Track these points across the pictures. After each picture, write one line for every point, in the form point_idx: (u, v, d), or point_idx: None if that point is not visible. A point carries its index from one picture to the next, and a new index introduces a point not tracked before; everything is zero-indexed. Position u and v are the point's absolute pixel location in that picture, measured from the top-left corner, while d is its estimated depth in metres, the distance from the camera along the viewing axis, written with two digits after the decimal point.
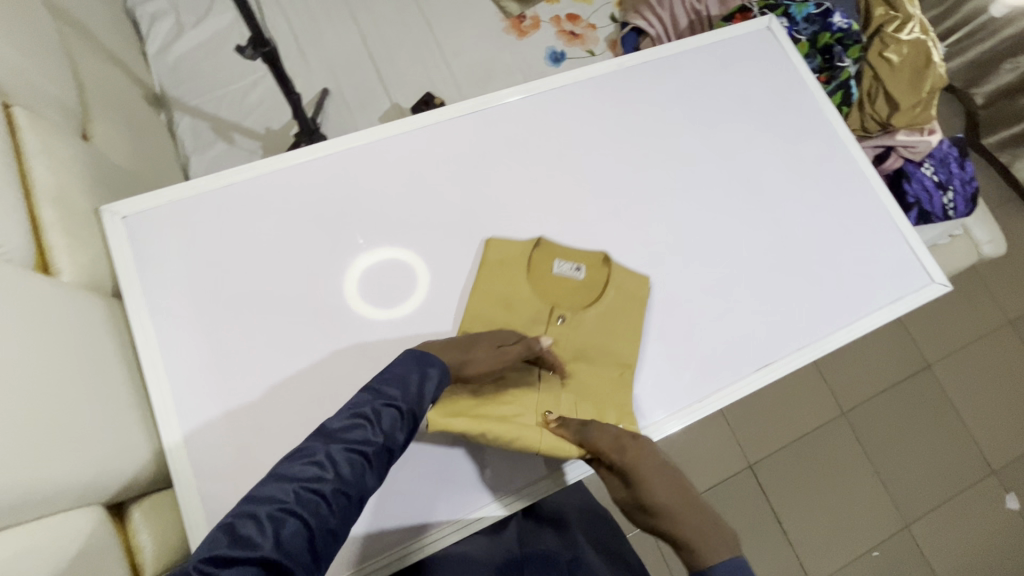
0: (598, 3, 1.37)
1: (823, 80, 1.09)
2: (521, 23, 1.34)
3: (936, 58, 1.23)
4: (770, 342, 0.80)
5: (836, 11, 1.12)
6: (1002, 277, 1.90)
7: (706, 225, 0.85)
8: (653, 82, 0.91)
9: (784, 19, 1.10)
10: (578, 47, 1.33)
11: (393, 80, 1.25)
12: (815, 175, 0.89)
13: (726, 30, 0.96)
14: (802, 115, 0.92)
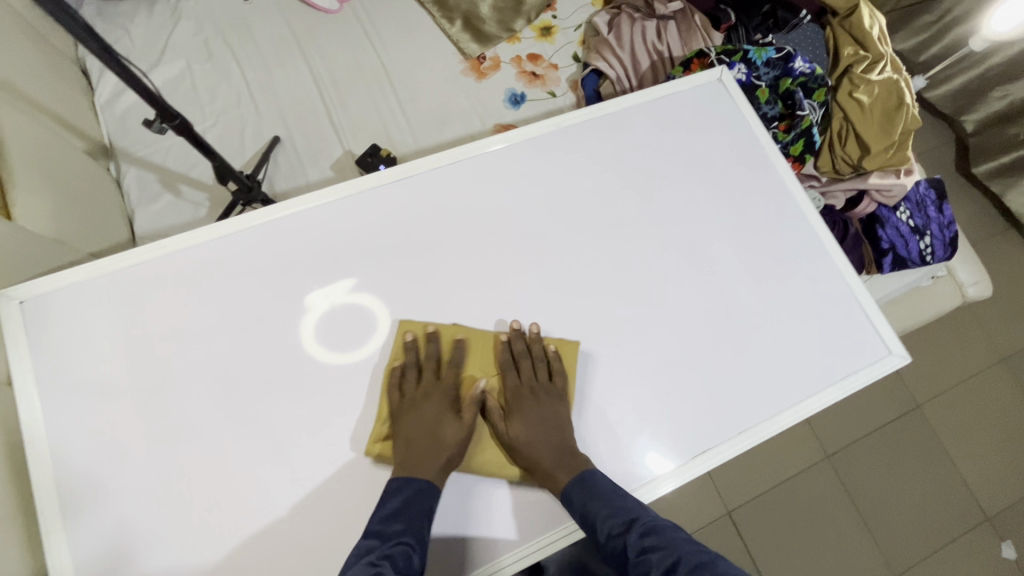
0: (561, 42, 1.34)
1: (783, 130, 1.05)
2: (480, 64, 1.30)
3: (908, 98, 1.18)
4: (711, 425, 0.75)
5: (797, 55, 1.07)
6: (994, 311, 1.84)
7: (646, 296, 0.80)
8: (594, 142, 0.87)
9: (744, 64, 1.06)
10: (539, 88, 1.29)
11: (346, 126, 1.22)
12: (764, 240, 0.85)
13: (672, 85, 0.92)
14: (754, 177, 0.88)
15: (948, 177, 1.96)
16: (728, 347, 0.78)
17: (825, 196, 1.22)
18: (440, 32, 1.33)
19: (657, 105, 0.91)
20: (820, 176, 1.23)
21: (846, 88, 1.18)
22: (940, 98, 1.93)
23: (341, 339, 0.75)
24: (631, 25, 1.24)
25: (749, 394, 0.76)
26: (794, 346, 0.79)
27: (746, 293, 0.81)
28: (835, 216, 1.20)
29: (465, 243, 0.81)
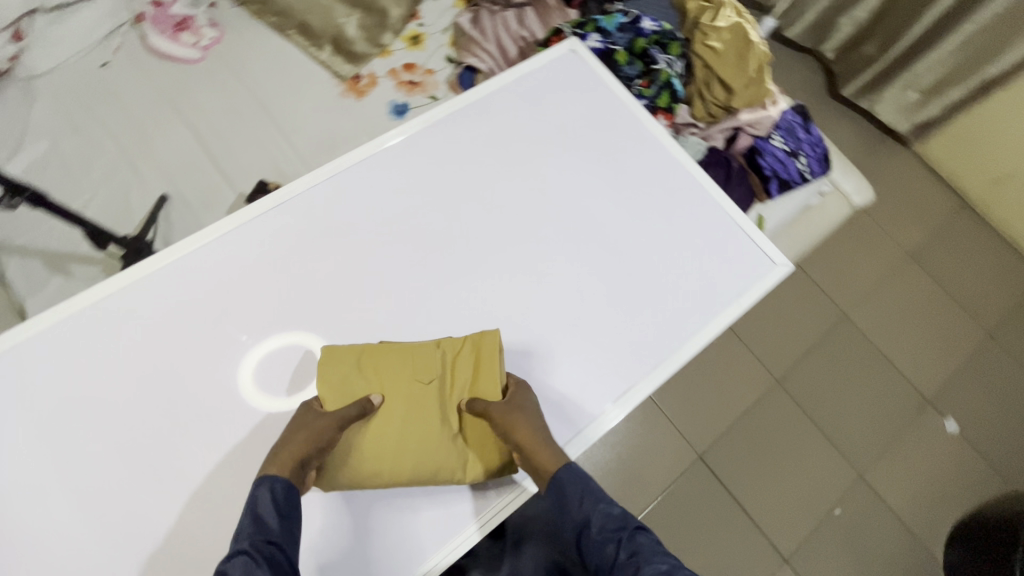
0: (432, 47, 1.37)
1: (646, 85, 1.11)
2: (357, 83, 1.32)
3: (755, 37, 1.28)
4: (624, 366, 0.80)
5: (644, 16, 1.15)
6: (890, 213, 1.99)
7: (541, 263, 0.86)
8: (461, 133, 0.93)
9: (597, 33, 1.12)
10: (419, 95, 1.32)
11: (235, 169, 1.21)
12: (642, 190, 0.91)
13: (531, 62, 0.98)
14: (623, 135, 0.94)
15: (823, 103, 2.12)
16: (628, 295, 0.84)
17: (706, 140, 1.30)
18: (310, 61, 1.34)
19: (521, 87, 0.97)
20: (697, 123, 1.30)
21: (700, 40, 1.28)
22: (799, 32, 2.08)
23: (269, 366, 0.79)
24: (492, 18, 1.29)
25: (653, 333, 0.82)
26: (688, 281, 0.86)
27: (633, 243, 0.88)
28: (718, 156, 1.28)
29: (360, 258, 0.85)
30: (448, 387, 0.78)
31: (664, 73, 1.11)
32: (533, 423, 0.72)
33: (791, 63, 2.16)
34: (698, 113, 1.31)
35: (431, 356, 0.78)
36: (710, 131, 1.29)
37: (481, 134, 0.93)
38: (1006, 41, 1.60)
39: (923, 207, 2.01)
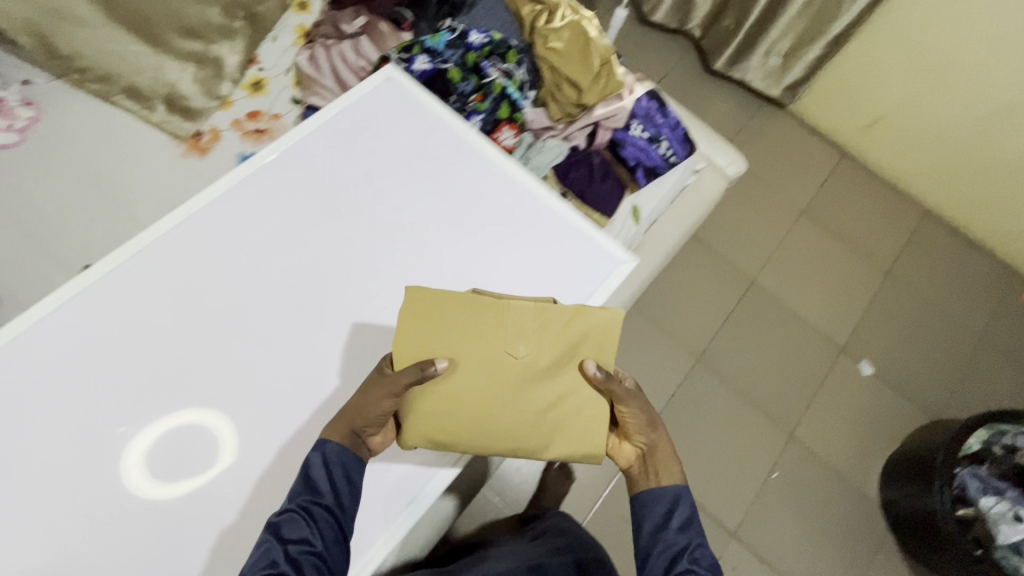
0: (275, 91, 1.31)
1: (480, 100, 1.09)
2: (198, 140, 1.25)
3: (594, 33, 1.29)
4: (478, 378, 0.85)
5: (470, 29, 1.13)
6: (779, 176, 2.06)
7: (386, 293, 0.93)
8: (288, 182, 0.97)
9: (425, 51, 1.09)
10: (268, 142, 1.26)
11: (75, 252, 1.12)
12: (478, 208, 0.97)
13: (349, 94, 0.98)
14: (452, 153, 1.00)
15: (699, 80, 2.18)
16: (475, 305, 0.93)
17: (566, 141, 1.29)
18: (145, 126, 1.26)
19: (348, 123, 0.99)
20: (555, 125, 1.29)
21: (542, 42, 1.27)
22: (664, 15, 2.13)
23: (176, 437, 0.82)
24: (327, 52, 1.24)
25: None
26: (529, 279, 0.95)
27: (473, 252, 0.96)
28: (579, 154, 1.27)
29: (215, 337, 0.87)
30: (540, 359, 0.86)
31: (497, 86, 1.10)
32: (644, 430, 0.91)
33: (663, 46, 2.21)
34: (555, 115, 1.30)
35: (524, 315, 0.86)
36: (568, 131, 1.29)
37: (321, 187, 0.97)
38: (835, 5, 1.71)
39: (807, 164, 2.09)
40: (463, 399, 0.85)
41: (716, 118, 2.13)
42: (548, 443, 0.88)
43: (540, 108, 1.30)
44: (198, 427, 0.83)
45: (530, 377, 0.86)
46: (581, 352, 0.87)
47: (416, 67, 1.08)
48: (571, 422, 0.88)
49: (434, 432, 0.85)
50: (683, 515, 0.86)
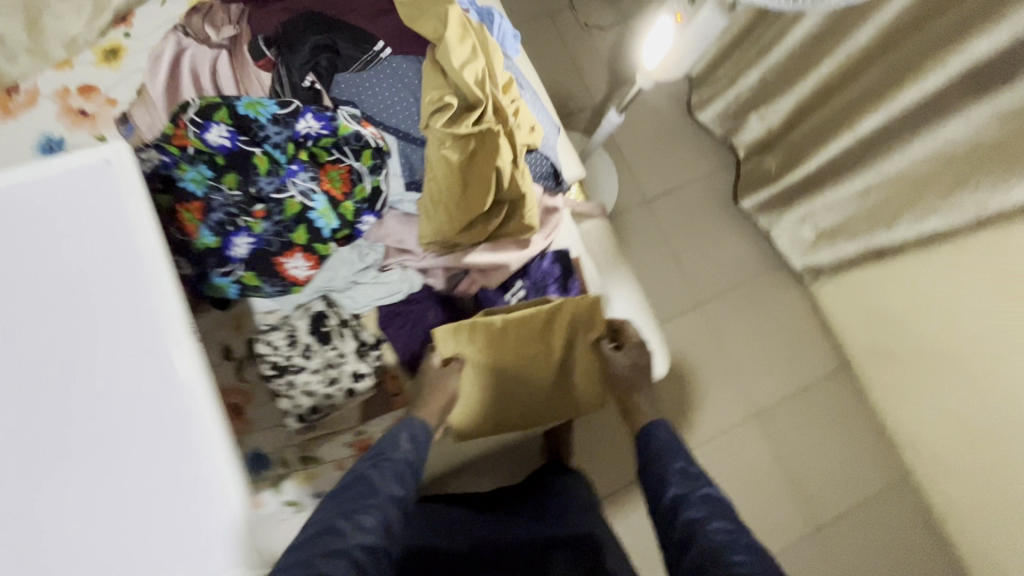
0: (127, 70, 1.06)
1: (259, 217, 0.80)
2: (11, 98, 1.02)
3: (509, 156, 0.94)
4: None
5: (308, 110, 0.84)
6: (755, 359, 1.67)
7: None
8: None
9: (233, 121, 0.81)
10: (86, 131, 1.02)
11: None
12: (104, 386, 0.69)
13: (26, 172, 0.72)
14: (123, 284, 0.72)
15: (724, 206, 1.74)
16: (15, 524, 0.64)
17: (423, 275, 0.99)
18: None
19: (10, 197, 0.72)
20: (416, 249, 0.99)
21: (435, 145, 0.94)
22: (709, 118, 1.69)
23: None
24: (175, 55, 0.96)
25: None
26: (114, 512, 0.67)
27: (61, 443, 0.67)
28: (423, 305, 0.97)
29: None
30: (550, 350, 0.98)
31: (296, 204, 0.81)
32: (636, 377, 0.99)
33: (701, 148, 1.76)
34: (425, 235, 0.97)
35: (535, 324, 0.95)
36: (426, 265, 0.99)
37: None
38: (901, 212, 1.24)
39: (795, 359, 1.68)
40: (504, 385, 0.99)
41: (721, 260, 1.71)
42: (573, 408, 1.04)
43: (412, 219, 1.00)
44: None
45: (539, 363, 0.99)
46: (580, 335, 0.99)
47: (209, 138, 0.80)
48: (582, 388, 1.03)
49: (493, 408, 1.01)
50: (657, 446, 0.84)
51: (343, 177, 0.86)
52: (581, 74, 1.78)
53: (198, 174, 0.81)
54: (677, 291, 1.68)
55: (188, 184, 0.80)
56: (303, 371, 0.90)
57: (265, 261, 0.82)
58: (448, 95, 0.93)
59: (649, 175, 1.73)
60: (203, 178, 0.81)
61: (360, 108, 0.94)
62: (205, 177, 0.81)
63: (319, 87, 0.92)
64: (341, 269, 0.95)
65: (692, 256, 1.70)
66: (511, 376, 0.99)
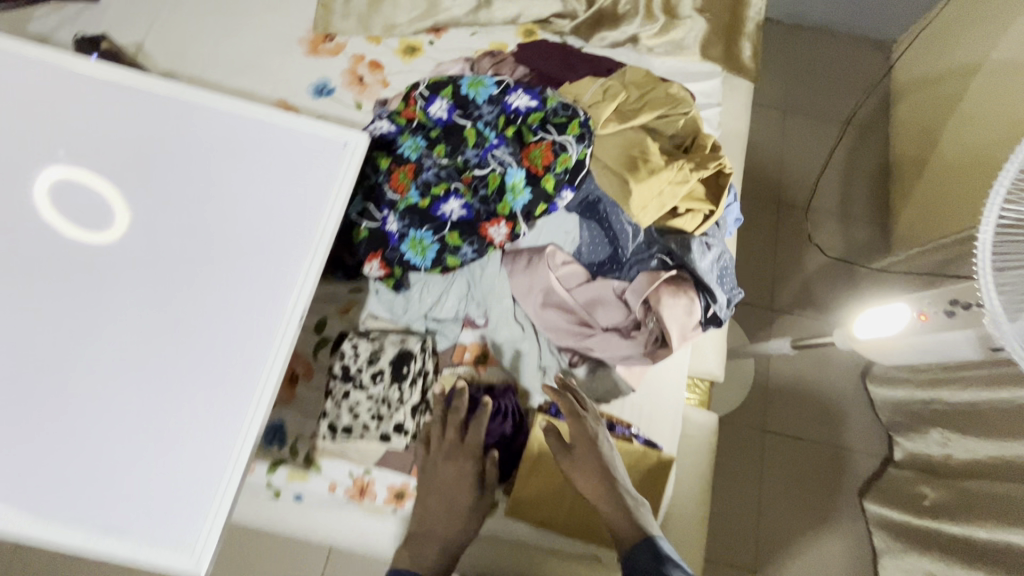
0: (413, 67, 1.20)
1: (467, 183, 0.85)
2: (323, 43, 1.21)
3: (688, 223, 0.98)
4: None
5: (518, 87, 0.86)
6: None
7: (41, 279, 0.69)
8: (177, 121, 0.77)
9: (454, 99, 0.87)
10: (353, 93, 1.17)
11: (159, 20, 1.19)
12: (206, 331, 0.69)
13: (303, 126, 0.78)
14: (271, 256, 0.73)
15: (844, 492, 1.50)
16: (61, 372, 0.66)
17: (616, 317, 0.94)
18: None
19: (277, 140, 0.78)
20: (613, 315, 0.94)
21: (606, 175, 0.94)
22: (883, 399, 1.49)
23: (78, 208, 0.71)
24: None
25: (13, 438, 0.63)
26: (124, 432, 0.65)
27: (147, 338, 0.68)
28: (495, 403, 0.92)
29: None
30: None
31: (497, 176, 0.85)
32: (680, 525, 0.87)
33: (854, 421, 1.55)
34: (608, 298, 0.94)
35: (615, 448, 0.90)
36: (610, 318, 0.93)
37: (190, 137, 0.77)
38: None
39: None
40: (565, 496, 0.89)
41: (806, 544, 1.45)
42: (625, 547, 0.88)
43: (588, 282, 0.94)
44: (96, 210, 0.72)
45: None
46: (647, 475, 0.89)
47: (431, 110, 0.87)
48: None
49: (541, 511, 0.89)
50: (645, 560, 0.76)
51: (544, 152, 0.84)
52: (772, 276, 1.69)
53: (410, 145, 0.87)
54: (740, 538, 1.46)
55: (404, 148, 0.87)
56: (361, 391, 0.90)
57: (471, 226, 0.86)
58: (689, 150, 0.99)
59: (781, 411, 1.55)
60: (417, 146, 0.87)
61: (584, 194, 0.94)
62: (420, 146, 0.87)
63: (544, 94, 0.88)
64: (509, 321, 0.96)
65: (776, 516, 1.47)
66: (566, 489, 0.89)
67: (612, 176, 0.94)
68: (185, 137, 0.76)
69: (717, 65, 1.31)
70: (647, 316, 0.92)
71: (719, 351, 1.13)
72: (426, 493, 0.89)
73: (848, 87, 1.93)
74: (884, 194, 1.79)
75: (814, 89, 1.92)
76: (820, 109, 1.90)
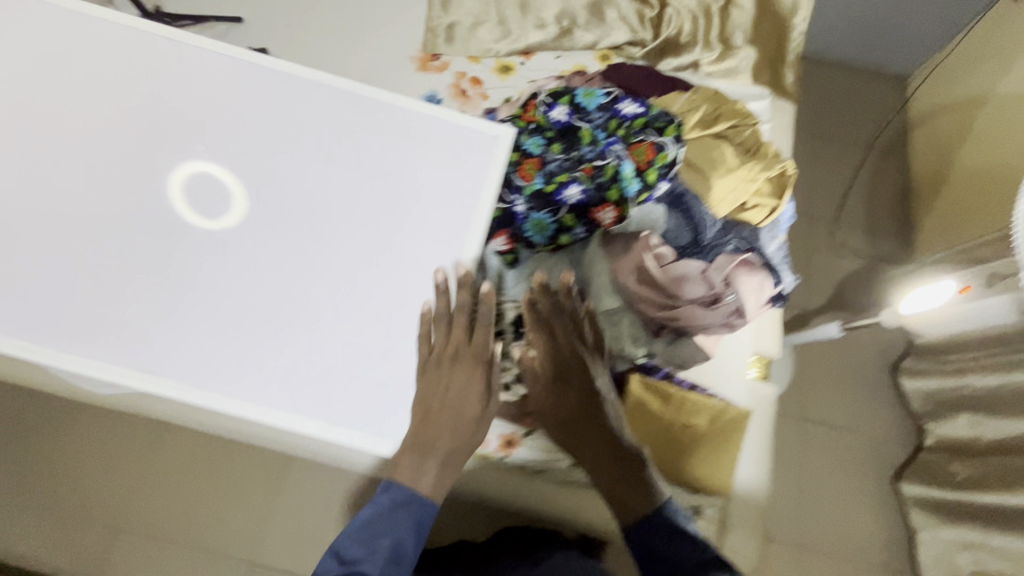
0: (508, 83, 1.40)
1: (587, 171, 1.01)
2: (430, 60, 1.41)
3: (757, 216, 1.15)
4: (246, 348, 0.91)
5: (626, 98, 1.05)
6: None
7: (281, 234, 0.93)
8: (364, 112, 0.97)
9: (571, 106, 1.05)
10: (458, 103, 1.36)
11: (293, 38, 1.39)
12: (404, 280, 0.93)
13: (462, 116, 0.97)
14: (444, 224, 0.94)
15: (878, 475, 1.63)
16: (308, 304, 0.93)
17: (702, 293, 1.09)
18: (425, 20, 1.45)
19: (440, 128, 0.97)
20: (699, 291, 1.09)
21: (691, 174, 1.12)
22: (913, 390, 1.63)
23: (198, 184, 0.92)
24: None
25: (283, 350, 0.91)
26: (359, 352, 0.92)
27: (364, 283, 0.93)
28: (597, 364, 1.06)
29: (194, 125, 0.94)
30: (697, 428, 1.03)
31: (610, 167, 1.01)
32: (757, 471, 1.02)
33: (886, 412, 1.69)
34: (696, 276, 1.09)
35: (700, 405, 1.04)
36: (697, 292, 1.09)
37: (375, 124, 0.97)
38: None
39: None
40: (656, 445, 1.03)
41: (844, 522, 1.58)
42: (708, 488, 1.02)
43: (678, 262, 1.10)
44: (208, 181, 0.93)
45: (687, 439, 1.03)
46: (728, 429, 1.03)
47: (552, 114, 1.04)
48: (711, 474, 1.02)
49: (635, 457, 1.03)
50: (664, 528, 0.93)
51: (648, 150, 1.02)
52: (806, 280, 1.86)
53: (533, 142, 1.04)
54: (784, 515, 1.58)
55: (529, 144, 1.03)
56: None
57: (587, 208, 1.02)
58: (760, 155, 1.16)
59: (819, 400, 1.69)
60: (539, 143, 1.04)
61: (672, 189, 1.12)
62: (541, 143, 1.03)
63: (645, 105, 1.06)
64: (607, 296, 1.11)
65: (817, 496, 1.60)
66: (657, 438, 1.03)
67: (696, 174, 1.11)
68: (380, 127, 0.97)
69: (765, 88, 1.51)
70: (726, 290, 1.08)
71: (776, 333, 1.29)
72: (437, 406, 0.90)
73: (870, 112, 2.13)
74: (905, 209, 1.98)
75: (839, 114, 2.12)
76: (845, 132, 2.10)
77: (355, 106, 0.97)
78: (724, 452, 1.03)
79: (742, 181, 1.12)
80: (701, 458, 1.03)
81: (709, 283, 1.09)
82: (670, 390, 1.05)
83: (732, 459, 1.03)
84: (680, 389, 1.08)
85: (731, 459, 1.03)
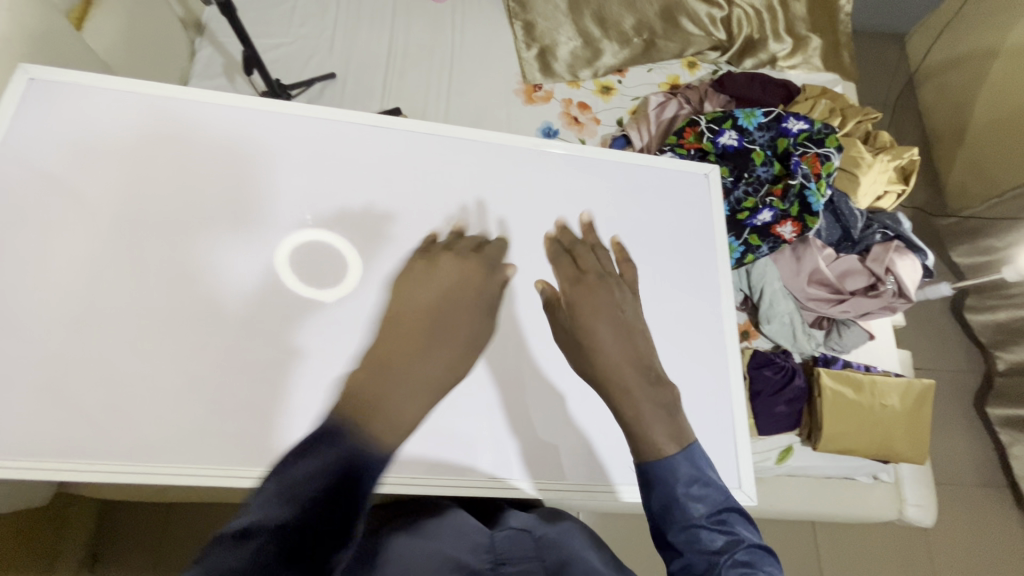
0: (614, 104, 1.41)
1: (777, 193, 1.08)
2: (534, 91, 1.40)
3: (889, 203, 1.26)
4: (534, 449, 0.80)
5: (789, 115, 1.13)
6: (956, 564, 1.62)
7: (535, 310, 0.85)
8: (572, 167, 0.95)
9: (737, 130, 1.12)
10: (574, 132, 1.36)
11: (392, 87, 1.33)
12: (675, 335, 0.88)
13: (665, 159, 0.98)
14: (692, 268, 0.93)
15: (961, 405, 1.82)
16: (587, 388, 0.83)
17: (863, 280, 1.18)
18: (514, 52, 1.44)
19: (655, 173, 0.97)
20: (861, 280, 1.18)
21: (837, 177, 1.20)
22: (982, 323, 1.82)
23: (319, 260, 0.81)
24: (677, 115, 1.30)
25: (579, 443, 0.82)
26: None
27: None
28: (791, 365, 1.16)
29: (403, 204, 0.87)
30: (892, 406, 1.14)
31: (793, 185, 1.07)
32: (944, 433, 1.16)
33: (956, 347, 1.88)
34: (856, 266, 1.19)
35: (888, 385, 1.15)
36: (857, 281, 1.19)
37: (592, 177, 0.95)
38: None
39: None
40: (865, 430, 1.13)
41: (947, 451, 1.75)
42: (911, 458, 1.14)
43: (835, 256, 1.21)
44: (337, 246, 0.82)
45: (887, 419, 1.14)
46: (916, 402, 1.16)
47: (722, 140, 1.11)
48: (911, 445, 1.14)
49: (846, 444, 1.13)
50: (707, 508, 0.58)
51: (813, 162, 1.08)
52: None
53: None
54: None
55: None
56: None
57: (773, 227, 1.08)
58: (886, 147, 1.26)
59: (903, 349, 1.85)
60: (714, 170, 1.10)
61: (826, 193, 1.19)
62: None
63: (801, 119, 1.13)
64: (784, 303, 1.18)
65: None
66: (862, 423, 1.13)
67: (841, 176, 1.21)
68: (597, 177, 0.95)
69: (835, 72, 1.59)
70: (887, 276, 1.17)
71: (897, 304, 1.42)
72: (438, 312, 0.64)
73: (882, 74, 2.27)
74: (928, 159, 2.15)
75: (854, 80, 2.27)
76: (865, 95, 2.24)
77: (565, 156, 0.95)
78: (917, 423, 1.15)
79: (880, 175, 1.22)
80: (902, 433, 1.14)
81: (868, 271, 1.18)
82: (861, 378, 1.15)
83: (924, 428, 1.15)
84: (862, 373, 1.18)
85: (923, 427, 1.15)
